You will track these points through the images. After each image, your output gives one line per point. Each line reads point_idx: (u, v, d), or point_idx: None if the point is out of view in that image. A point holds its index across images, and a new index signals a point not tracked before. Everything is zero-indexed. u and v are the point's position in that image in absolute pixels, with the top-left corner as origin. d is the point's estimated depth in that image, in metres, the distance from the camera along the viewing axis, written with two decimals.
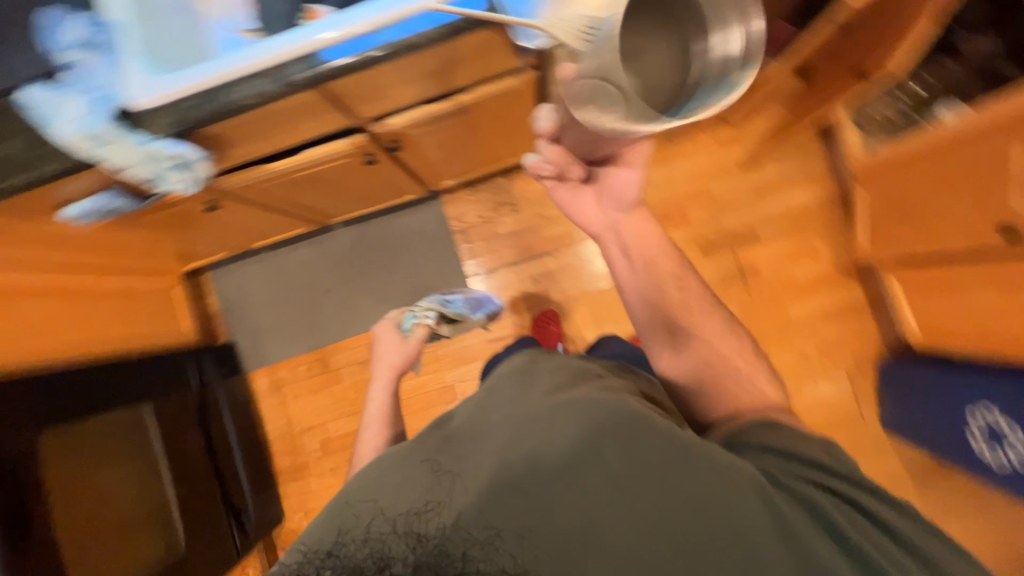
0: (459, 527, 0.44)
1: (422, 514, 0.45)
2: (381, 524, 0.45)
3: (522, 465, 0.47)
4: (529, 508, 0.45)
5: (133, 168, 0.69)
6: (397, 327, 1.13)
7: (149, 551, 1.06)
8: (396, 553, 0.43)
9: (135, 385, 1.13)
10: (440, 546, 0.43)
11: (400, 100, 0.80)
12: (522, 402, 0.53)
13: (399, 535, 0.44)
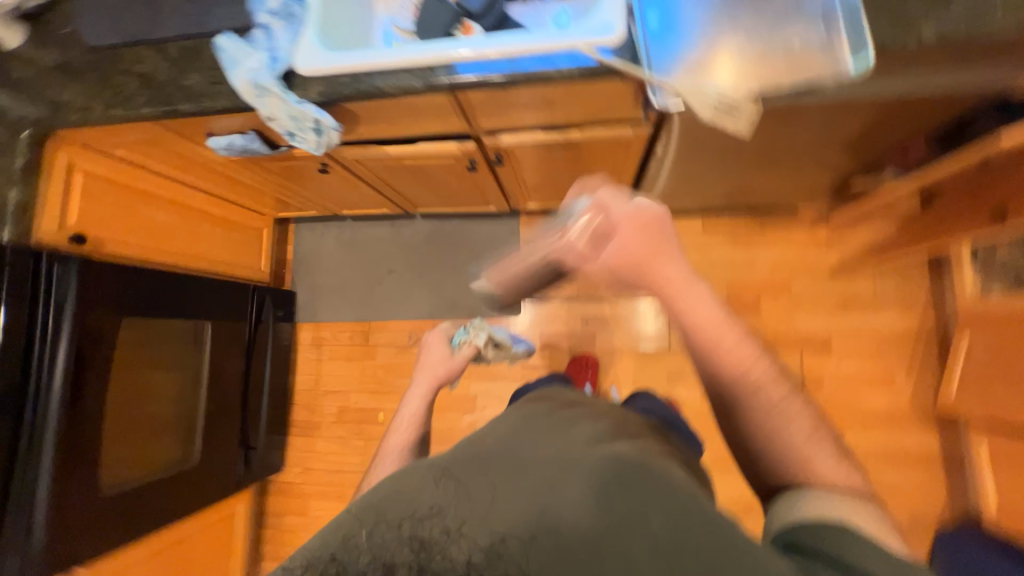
0: (464, 533, 0.43)
1: (427, 520, 0.44)
2: (383, 528, 0.44)
3: (530, 489, 0.47)
4: (537, 523, 0.43)
5: (277, 121, 0.75)
6: (447, 340, 1.12)
7: (166, 451, 1.14)
8: (399, 559, 0.42)
9: (208, 303, 1.23)
10: (444, 554, 0.42)
11: (518, 122, 0.85)
12: (536, 440, 0.54)
13: (403, 538, 0.43)
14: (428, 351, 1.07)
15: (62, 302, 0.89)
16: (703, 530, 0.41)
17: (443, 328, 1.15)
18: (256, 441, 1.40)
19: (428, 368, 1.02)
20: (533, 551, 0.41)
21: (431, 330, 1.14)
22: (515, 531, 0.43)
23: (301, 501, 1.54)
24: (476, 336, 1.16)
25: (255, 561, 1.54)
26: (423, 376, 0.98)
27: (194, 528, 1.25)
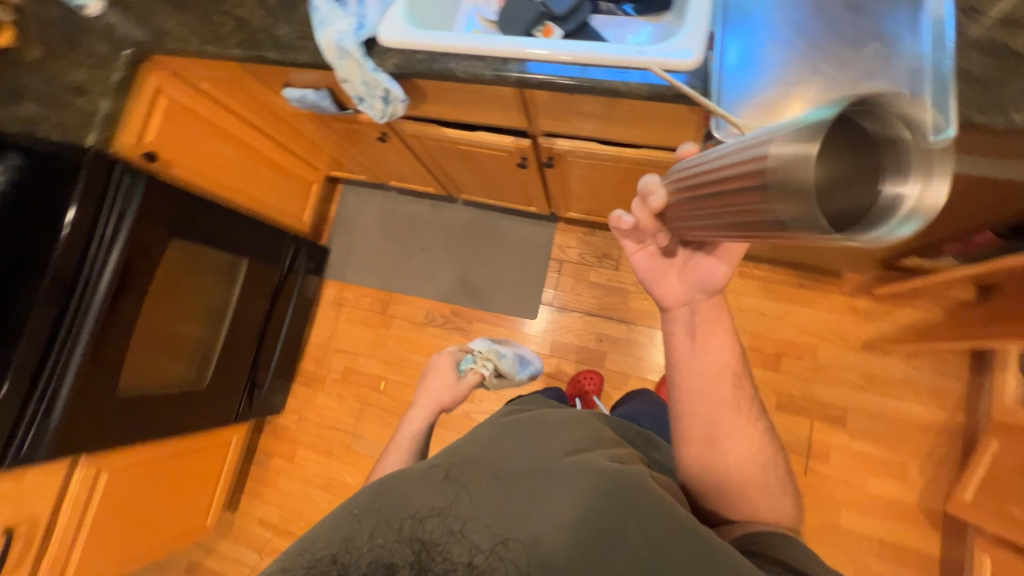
0: (465, 535, 0.48)
1: (430, 521, 0.49)
2: (384, 530, 0.48)
3: (525, 496, 0.51)
4: (529, 525, 0.49)
5: (351, 84, 0.79)
6: (454, 364, 1.15)
7: (181, 370, 1.21)
8: (399, 559, 0.45)
9: (250, 242, 1.30)
10: (445, 555, 0.46)
11: (576, 129, 0.86)
12: (528, 447, 0.59)
13: (404, 541, 0.47)
14: (434, 374, 1.11)
15: (124, 211, 0.96)
16: (681, 544, 0.48)
17: (451, 352, 1.17)
18: (263, 381, 1.46)
19: (433, 391, 1.06)
20: (528, 555, 0.47)
21: (439, 352, 1.18)
22: (515, 534, 0.48)
23: (290, 447, 1.59)
24: (483, 364, 1.17)
25: (236, 493, 1.60)
26: (427, 400, 1.03)
27: (190, 447, 1.32)
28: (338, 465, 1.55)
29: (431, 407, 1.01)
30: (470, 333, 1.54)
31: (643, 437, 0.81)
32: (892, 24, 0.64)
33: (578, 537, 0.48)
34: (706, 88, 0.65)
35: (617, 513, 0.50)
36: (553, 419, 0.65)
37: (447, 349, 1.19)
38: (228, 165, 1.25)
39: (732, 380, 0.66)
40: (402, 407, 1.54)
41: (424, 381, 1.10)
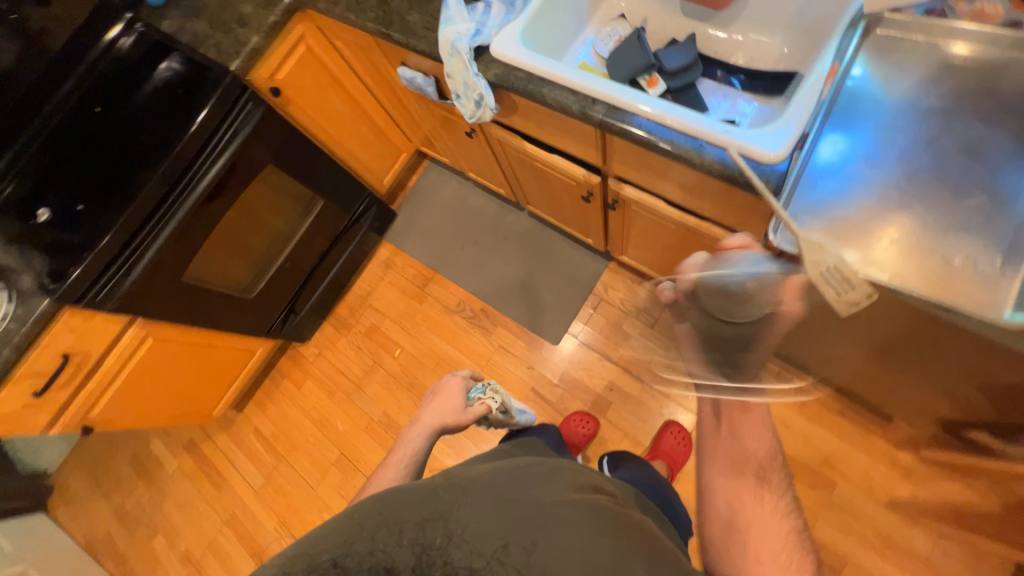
0: (464, 539, 0.52)
1: (428, 527, 0.53)
2: (384, 535, 0.52)
3: (522, 511, 0.55)
4: (526, 533, 0.52)
5: (453, 81, 0.85)
6: (464, 391, 0.93)
7: (239, 275, 1.37)
8: (399, 562, 0.50)
9: (328, 187, 1.44)
10: (445, 558, 0.51)
11: (644, 182, 0.86)
12: (524, 471, 0.63)
13: (404, 545, 0.52)
14: (440, 397, 0.91)
15: (239, 128, 1.13)
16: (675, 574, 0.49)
17: (462, 376, 0.97)
18: (300, 310, 1.60)
19: (434, 415, 0.88)
20: (527, 559, 0.50)
21: (450, 372, 0.99)
22: (514, 539, 0.52)
23: (301, 376, 1.73)
24: (492, 398, 0.98)
25: (245, 398, 1.76)
26: (427, 424, 0.86)
27: (223, 344, 1.48)
28: (334, 407, 1.66)
29: (430, 434, 0.85)
30: (491, 336, 1.58)
31: (651, 508, 0.80)
32: (1010, 181, 0.56)
33: (570, 548, 0.51)
34: (777, 185, 0.62)
35: (610, 540, 0.52)
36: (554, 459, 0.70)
37: (457, 372, 0.98)
38: (335, 115, 1.39)
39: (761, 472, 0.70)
40: (407, 379, 1.61)
41: (427, 403, 0.92)
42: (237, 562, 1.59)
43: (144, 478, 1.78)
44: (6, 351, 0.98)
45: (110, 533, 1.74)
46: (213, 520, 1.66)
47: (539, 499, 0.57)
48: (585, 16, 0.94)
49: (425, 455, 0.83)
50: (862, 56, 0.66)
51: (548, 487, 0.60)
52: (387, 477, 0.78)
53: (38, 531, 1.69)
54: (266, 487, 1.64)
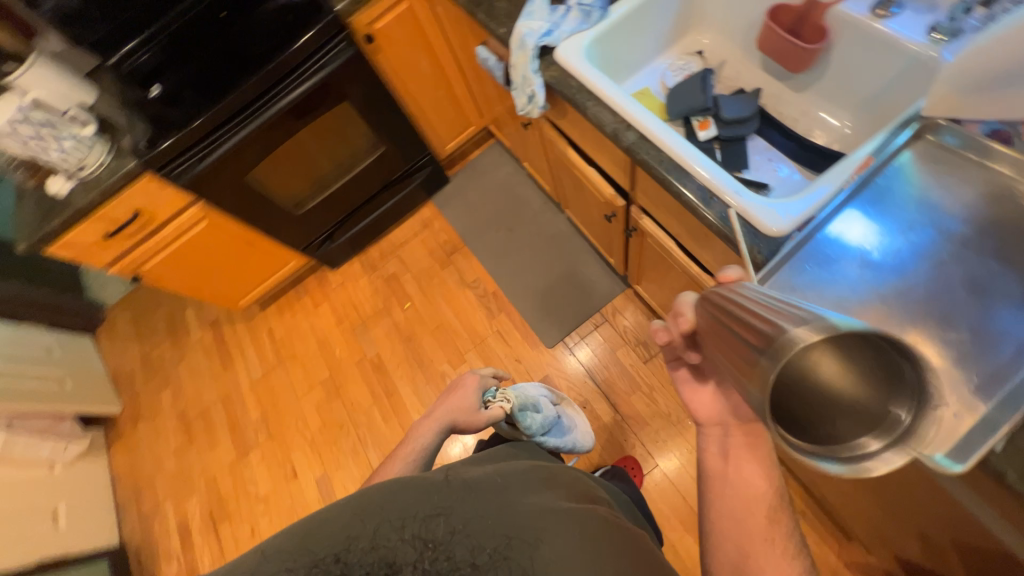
0: (466, 535, 0.51)
1: (432, 520, 0.52)
2: (387, 529, 0.51)
3: (523, 511, 0.54)
4: (528, 534, 0.51)
5: (515, 73, 0.89)
6: (481, 390, 0.86)
7: (296, 190, 1.53)
8: (402, 558, 0.49)
9: (392, 136, 1.56)
10: (448, 553, 0.49)
11: (661, 218, 0.87)
12: (524, 469, 0.63)
13: (406, 539, 0.50)
14: (456, 393, 0.84)
15: (326, 63, 1.24)
16: None
17: (481, 374, 0.89)
18: (337, 239, 1.75)
19: (447, 411, 0.81)
20: (529, 554, 0.49)
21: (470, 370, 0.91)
22: (517, 536, 0.51)
23: (321, 296, 1.88)
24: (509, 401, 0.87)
25: (271, 300, 1.94)
26: (438, 420, 0.80)
27: (267, 247, 1.64)
28: (338, 333, 1.80)
29: (441, 431, 0.79)
30: (493, 320, 1.64)
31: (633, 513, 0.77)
32: (1003, 323, 0.54)
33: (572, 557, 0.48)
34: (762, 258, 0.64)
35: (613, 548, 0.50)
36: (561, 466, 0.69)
37: (475, 370, 0.90)
38: (420, 75, 1.48)
39: (769, 514, 0.54)
40: (407, 331, 1.72)
41: (441, 399, 0.85)
42: (218, 434, 1.79)
43: (171, 338, 2.03)
44: (95, 193, 1.17)
45: (133, 372, 2.01)
46: (211, 392, 1.87)
47: (535, 505, 0.55)
48: (665, 44, 0.95)
49: (437, 449, 0.79)
50: (910, 159, 0.65)
51: (548, 492, 0.58)
52: (396, 468, 0.75)
53: (80, 350, 2.00)
54: (262, 381, 1.82)
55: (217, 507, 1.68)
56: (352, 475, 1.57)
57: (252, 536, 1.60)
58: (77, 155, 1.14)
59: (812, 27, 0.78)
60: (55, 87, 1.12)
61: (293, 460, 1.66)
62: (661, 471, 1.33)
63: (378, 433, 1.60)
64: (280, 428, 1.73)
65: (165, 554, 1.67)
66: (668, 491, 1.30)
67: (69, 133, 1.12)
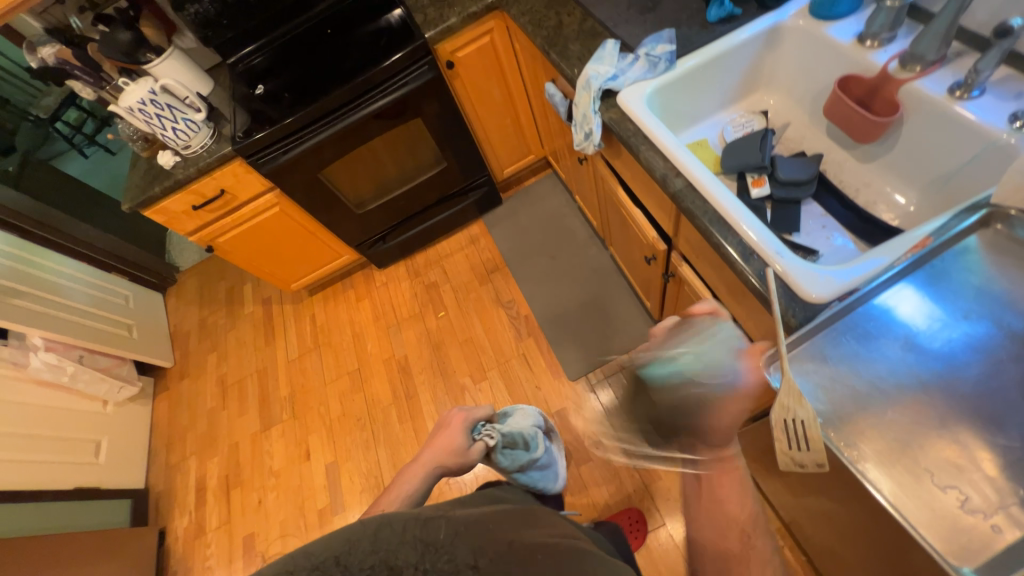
0: (468, 537, 0.43)
1: (433, 522, 0.44)
2: (388, 531, 0.42)
3: (523, 531, 0.47)
4: (533, 546, 0.45)
5: (577, 110, 0.94)
6: (467, 428, 0.87)
7: (361, 190, 1.65)
8: (404, 561, 0.40)
9: (456, 154, 1.65)
10: (449, 555, 0.41)
11: (700, 268, 0.86)
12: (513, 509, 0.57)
13: (407, 540, 0.41)
14: (445, 435, 0.85)
15: (409, 81, 1.35)
16: None
17: (468, 410, 0.89)
18: (388, 241, 1.85)
19: (434, 456, 0.81)
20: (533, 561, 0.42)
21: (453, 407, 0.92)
22: (521, 541, 0.45)
23: (364, 291, 1.99)
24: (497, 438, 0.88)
25: (320, 288, 2.08)
26: (426, 464, 0.79)
27: (325, 238, 1.77)
28: (373, 329, 1.88)
29: (429, 475, 0.79)
30: (520, 342, 1.65)
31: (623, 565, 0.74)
32: None
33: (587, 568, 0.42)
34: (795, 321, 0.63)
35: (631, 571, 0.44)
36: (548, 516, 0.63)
37: (459, 408, 0.91)
38: (490, 101, 1.58)
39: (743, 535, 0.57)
40: (436, 339, 1.77)
41: (429, 442, 0.85)
42: (248, 404, 1.91)
43: (226, 307, 2.21)
44: (193, 169, 1.33)
45: (189, 333, 2.20)
46: (251, 364, 2.01)
47: (535, 534, 0.48)
48: (729, 100, 0.97)
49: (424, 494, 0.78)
50: (976, 245, 0.61)
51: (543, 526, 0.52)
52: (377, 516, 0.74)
53: (150, 305, 2.22)
54: (296, 361, 1.93)
55: (233, 473, 1.77)
56: (360, 467, 1.61)
57: (258, 507, 1.67)
58: (186, 136, 1.31)
59: (884, 101, 0.77)
60: (178, 76, 1.29)
61: (309, 442, 1.73)
62: (668, 532, 1.25)
63: (391, 432, 1.64)
64: (303, 409, 1.81)
65: (179, 507, 1.77)
66: (672, 555, 1.22)
67: (185, 116, 1.28)
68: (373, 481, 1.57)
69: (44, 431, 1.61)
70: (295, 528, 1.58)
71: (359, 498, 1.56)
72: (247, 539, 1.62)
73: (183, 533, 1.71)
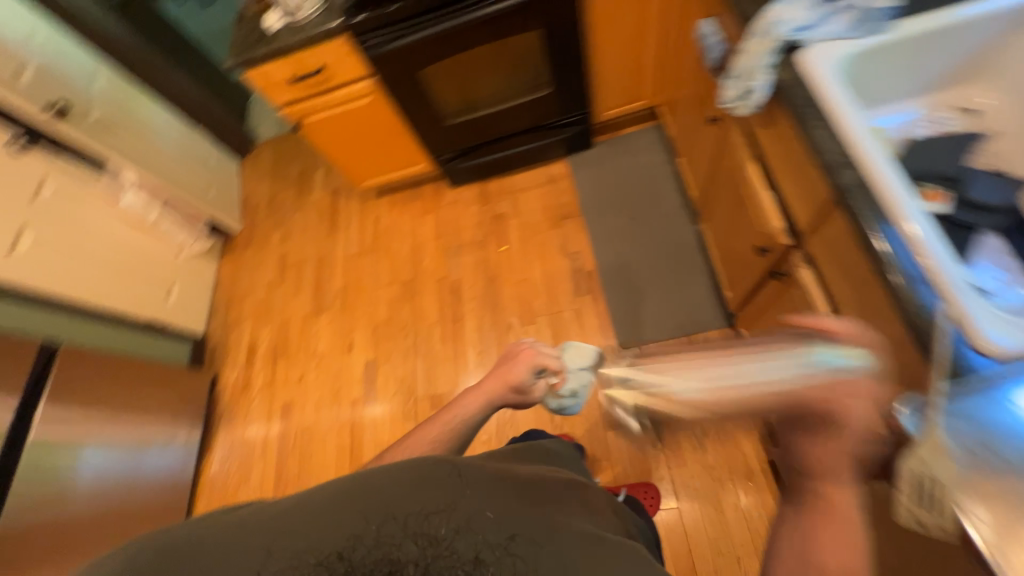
0: (465, 532, 0.51)
1: (434, 516, 0.52)
2: (390, 526, 0.51)
3: (518, 514, 0.55)
4: (522, 535, 0.52)
5: (742, 59, 0.78)
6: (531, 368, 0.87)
7: (456, 100, 1.56)
8: (405, 554, 0.49)
9: (563, 82, 1.51)
10: (448, 549, 0.49)
11: (829, 276, 0.77)
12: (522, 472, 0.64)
13: (408, 536, 0.50)
14: (509, 365, 0.86)
15: None
16: None
17: (535, 348, 0.88)
18: (468, 159, 1.77)
19: (494, 385, 0.84)
20: (522, 554, 0.50)
21: (520, 338, 0.91)
22: (515, 534, 0.52)
23: (431, 205, 1.96)
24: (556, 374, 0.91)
25: (389, 191, 2.06)
26: (485, 395, 0.84)
27: (407, 142, 1.72)
28: (433, 245, 1.88)
29: (487, 405, 0.83)
30: (577, 297, 1.61)
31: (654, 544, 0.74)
32: None
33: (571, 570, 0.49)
34: (951, 369, 0.55)
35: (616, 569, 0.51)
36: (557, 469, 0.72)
37: (530, 340, 0.91)
38: (617, 28, 1.40)
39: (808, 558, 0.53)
40: (493, 270, 1.75)
41: (494, 368, 0.88)
42: (304, 286, 2.00)
43: (297, 189, 2.25)
44: (297, 38, 1.27)
45: (259, 204, 2.27)
46: (311, 249, 2.07)
47: (538, 512, 0.56)
48: (931, 85, 0.79)
49: (477, 423, 0.83)
50: None
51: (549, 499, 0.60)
52: (433, 432, 0.80)
53: (228, 169, 2.29)
54: (355, 257, 1.98)
55: (282, 343, 1.90)
56: (397, 372, 1.69)
57: (299, 380, 1.81)
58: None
59: None
60: None
61: (354, 336, 1.81)
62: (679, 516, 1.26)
63: (431, 348, 1.69)
64: (353, 304, 1.88)
65: (231, 361, 1.94)
66: (677, 535, 1.24)
67: None
68: (406, 387, 1.65)
69: (127, 262, 1.75)
70: (329, 408, 1.71)
71: (391, 399, 1.65)
72: (285, 405, 1.78)
73: (232, 385, 1.89)
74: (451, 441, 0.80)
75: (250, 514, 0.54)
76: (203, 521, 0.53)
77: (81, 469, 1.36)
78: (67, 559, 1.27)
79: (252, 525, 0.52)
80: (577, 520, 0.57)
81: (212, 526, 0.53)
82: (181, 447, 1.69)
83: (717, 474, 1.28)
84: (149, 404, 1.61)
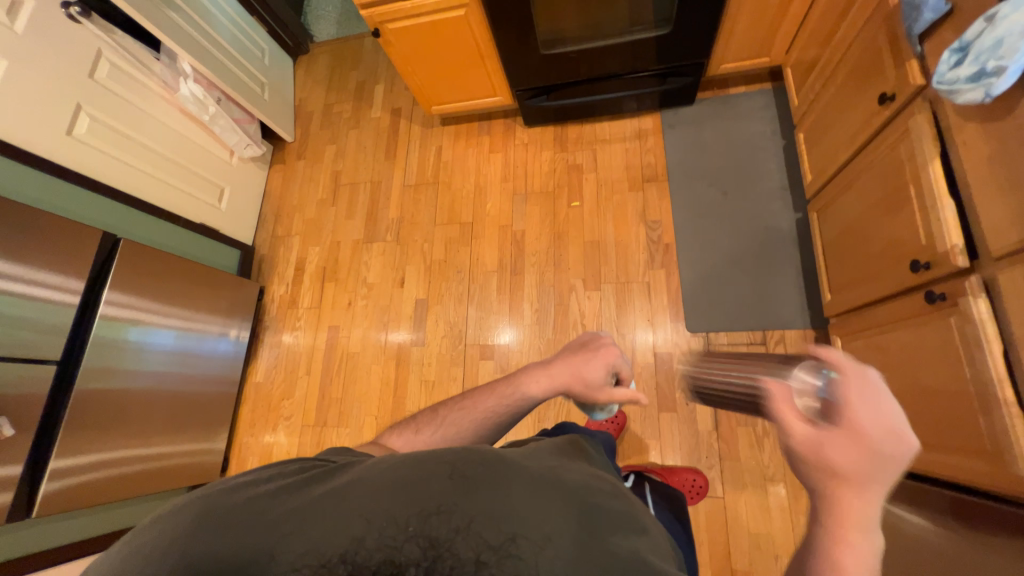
0: (474, 530, 0.41)
1: (435, 517, 0.42)
2: (390, 527, 0.42)
3: (530, 508, 0.44)
4: (534, 529, 0.42)
5: (989, 31, 0.63)
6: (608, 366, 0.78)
7: (557, 28, 1.34)
8: (406, 558, 0.39)
9: (687, 23, 1.28)
10: (451, 554, 0.39)
11: (1018, 318, 0.66)
12: (539, 464, 0.53)
13: (410, 537, 0.41)
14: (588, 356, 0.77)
15: None
16: None
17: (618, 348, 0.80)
18: (550, 99, 1.58)
19: (565, 374, 0.77)
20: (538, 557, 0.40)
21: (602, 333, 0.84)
22: (526, 532, 0.42)
23: (501, 143, 1.80)
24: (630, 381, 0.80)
25: (455, 120, 1.90)
26: (553, 380, 0.77)
27: (490, 68, 1.54)
28: (499, 187, 1.75)
29: (551, 392, 0.76)
30: (649, 269, 1.51)
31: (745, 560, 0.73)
32: None
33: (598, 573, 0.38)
34: None
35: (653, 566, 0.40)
36: (579, 458, 0.61)
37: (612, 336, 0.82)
38: None
39: None
40: (561, 225, 1.64)
41: (568, 354, 0.81)
42: (357, 210, 1.91)
43: (354, 103, 2.08)
44: None
45: (313, 113, 2.13)
46: (367, 172, 1.96)
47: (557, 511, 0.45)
48: None
49: (532, 407, 0.78)
50: None
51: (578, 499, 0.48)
52: (489, 403, 0.77)
53: (282, 68, 2.11)
54: (413, 187, 1.87)
55: (331, 267, 1.86)
56: (447, 315, 1.65)
57: (347, 307, 1.79)
58: None
59: None
60: None
61: (406, 271, 1.76)
62: (724, 508, 1.25)
63: (486, 296, 1.63)
64: (407, 237, 1.80)
65: (278, 274, 1.92)
66: (718, 524, 1.24)
67: None
68: (456, 332, 1.62)
69: (175, 157, 1.67)
70: (375, 339, 1.71)
71: (440, 341, 1.63)
72: (332, 328, 1.78)
73: (279, 299, 1.88)
74: (505, 418, 0.76)
75: (233, 508, 0.45)
76: (181, 514, 0.45)
77: (143, 345, 1.39)
78: (126, 437, 1.35)
79: (234, 522, 0.44)
80: (605, 516, 0.46)
81: (203, 513, 0.45)
82: (233, 341, 1.71)
83: (770, 473, 1.26)
84: (199, 298, 1.59)
